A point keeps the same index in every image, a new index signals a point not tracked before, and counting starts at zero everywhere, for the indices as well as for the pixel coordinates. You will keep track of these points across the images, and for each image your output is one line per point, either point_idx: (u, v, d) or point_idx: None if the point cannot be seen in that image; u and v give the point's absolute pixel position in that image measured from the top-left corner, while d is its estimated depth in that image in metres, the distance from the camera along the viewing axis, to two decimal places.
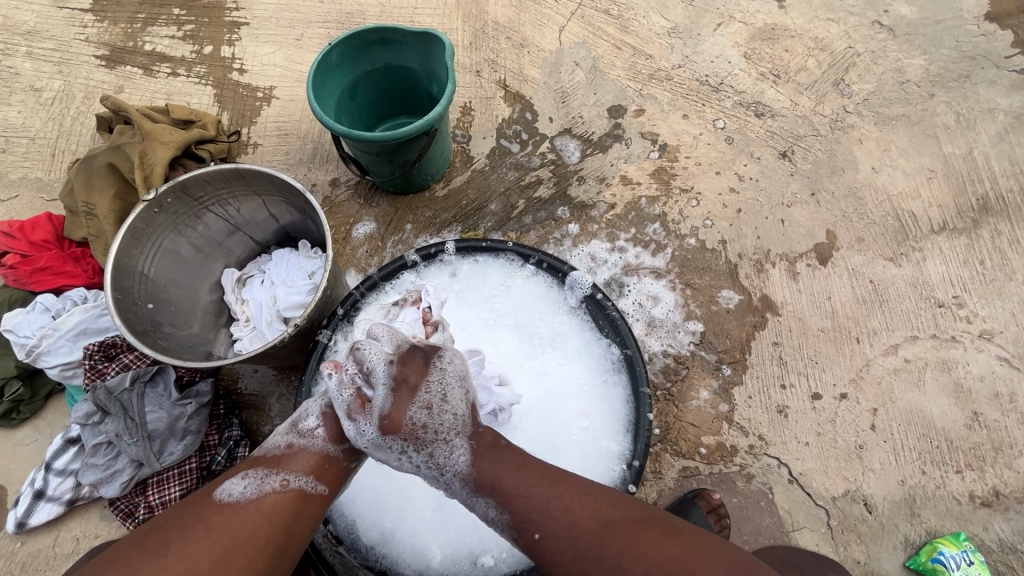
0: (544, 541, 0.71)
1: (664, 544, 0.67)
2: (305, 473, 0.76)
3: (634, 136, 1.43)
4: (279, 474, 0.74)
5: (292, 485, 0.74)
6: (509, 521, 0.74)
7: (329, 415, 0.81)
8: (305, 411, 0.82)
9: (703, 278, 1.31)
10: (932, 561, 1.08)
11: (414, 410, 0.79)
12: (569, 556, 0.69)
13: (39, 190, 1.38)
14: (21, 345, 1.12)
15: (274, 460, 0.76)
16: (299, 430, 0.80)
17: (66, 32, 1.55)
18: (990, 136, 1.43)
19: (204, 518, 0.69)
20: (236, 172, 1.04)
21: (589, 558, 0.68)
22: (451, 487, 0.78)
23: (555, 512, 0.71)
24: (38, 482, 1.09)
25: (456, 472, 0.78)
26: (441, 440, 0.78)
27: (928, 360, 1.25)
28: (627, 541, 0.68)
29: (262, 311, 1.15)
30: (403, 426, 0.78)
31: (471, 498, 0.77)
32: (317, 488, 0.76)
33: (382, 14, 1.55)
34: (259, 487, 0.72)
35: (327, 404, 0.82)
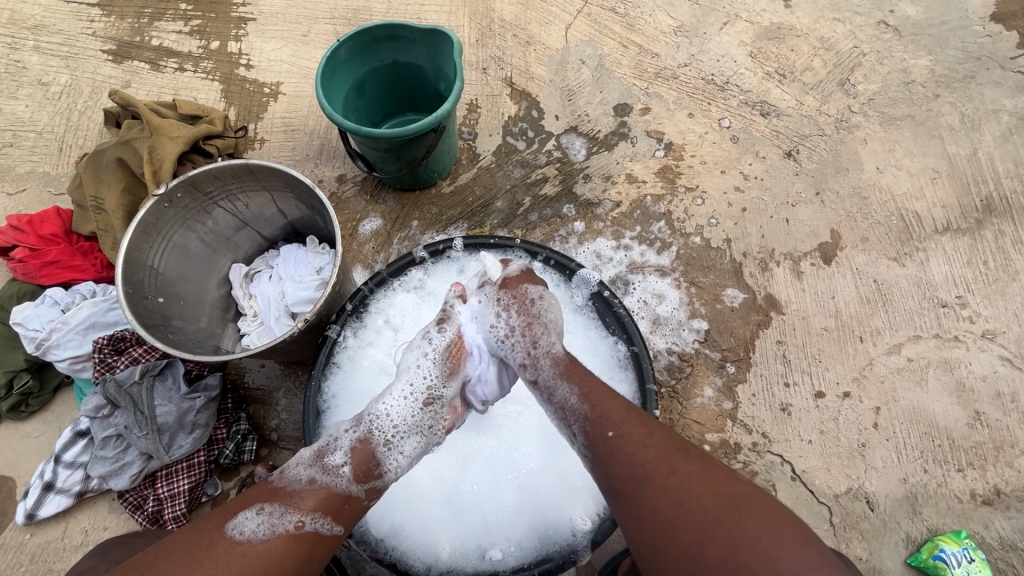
0: (615, 439, 0.73)
1: (730, 483, 0.67)
2: (321, 515, 0.71)
3: (640, 135, 1.44)
4: (295, 514, 0.70)
5: (307, 527, 0.70)
6: (587, 413, 0.77)
7: (357, 453, 0.77)
8: (332, 443, 0.79)
9: (708, 277, 1.31)
10: (934, 557, 1.09)
11: (531, 286, 0.94)
12: (637, 459, 0.70)
13: (46, 183, 1.39)
14: (30, 338, 1.13)
15: (291, 495, 0.72)
16: (324, 466, 0.76)
17: (73, 26, 1.55)
18: (995, 137, 1.44)
19: (213, 555, 0.65)
20: (246, 168, 1.05)
21: (653, 468, 0.69)
22: (538, 366, 0.86)
23: (635, 421, 0.74)
24: (47, 474, 1.10)
25: (549, 354, 0.86)
26: (542, 323, 0.90)
27: (931, 359, 1.26)
28: (698, 466, 0.69)
29: (270, 306, 1.16)
30: (515, 289, 0.94)
31: (554, 382, 0.83)
32: (333, 530, 0.72)
33: (388, 11, 1.55)
34: (272, 527, 0.68)
35: (358, 441, 0.78)
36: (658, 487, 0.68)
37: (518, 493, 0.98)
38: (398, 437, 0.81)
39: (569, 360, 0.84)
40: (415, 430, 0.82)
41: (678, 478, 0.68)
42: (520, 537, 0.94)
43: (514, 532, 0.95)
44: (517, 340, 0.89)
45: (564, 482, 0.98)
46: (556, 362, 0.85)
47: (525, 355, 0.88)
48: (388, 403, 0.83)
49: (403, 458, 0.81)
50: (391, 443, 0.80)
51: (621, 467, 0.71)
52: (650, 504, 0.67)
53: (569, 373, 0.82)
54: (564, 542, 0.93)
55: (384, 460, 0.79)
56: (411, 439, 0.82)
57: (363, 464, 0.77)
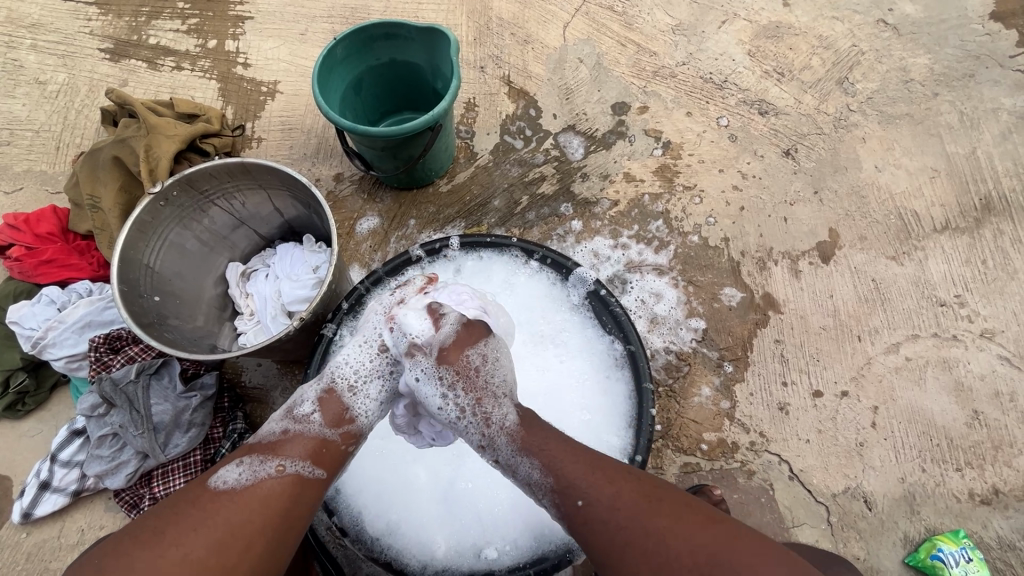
0: (586, 509, 0.72)
1: (706, 530, 0.67)
2: (301, 459, 0.75)
3: (638, 133, 1.43)
4: (275, 459, 0.74)
5: (288, 470, 0.73)
6: (553, 485, 0.75)
7: (325, 402, 0.83)
8: (300, 398, 0.84)
9: (706, 276, 1.31)
10: (932, 557, 1.09)
11: (471, 352, 0.90)
12: (612, 527, 0.70)
13: (43, 182, 1.39)
14: (27, 336, 1.12)
15: (267, 445, 0.76)
16: (294, 417, 0.81)
17: (71, 25, 1.55)
18: (993, 136, 1.43)
19: (201, 505, 0.69)
20: (242, 166, 1.04)
21: (630, 535, 0.68)
22: (493, 444, 0.82)
23: (602, 481, 0.73)
24: (44, 473, 1.10)
25: (503, 428, 0.82)
26: (490, 395, 0.86)
27: (930, 358, 1.25)
28: (672, 518, 0.69)
29: (267, 305, 1.16)
30: (457, 361, 0.88)
31: (513, 459, 0.79)
32: (315, 473, 0.75)
33: (386, 9, 1.54)
34: (254, 472, 0.72)
35: (324, 391, 0.84)
36: (638, 555, 0.67)
37: (515, 492, 0.97)
38: (360, 384, 0.87)
39: (525, 429, 0.80)
40: (376, 375, 0.89)
41: (656, 539, 0.67)
42: (516, 536, 0.94)
43: (510, 531, 0.95)
44: (470, 421, 0.84)
45: None
46: (512, 434, 0.81)
47: (478, 434, 0.83)
48: (346, 356, 0.89)
49: (371, 402, 0.87)
50: (355, 389, 0.86)
51: (601, 537, 0.70)
52: (635, 571, 0.67)
53: (528, 445, 0.79)
54: (560, 541, 0.92)
55: (351, 405, 0.85)
56: (373, 383, 0.88)
57: (333, 411, 0.82)
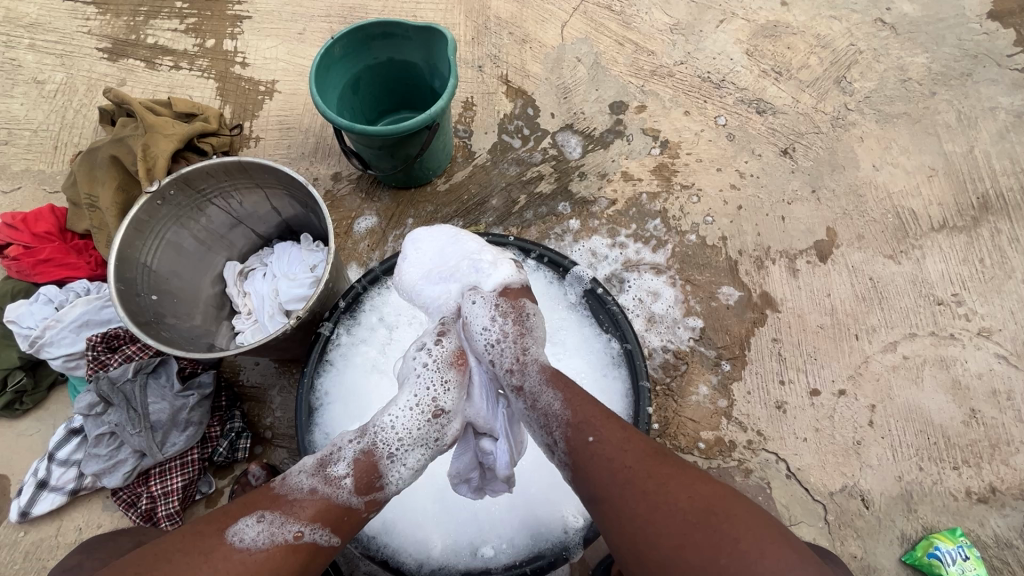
0: (596, 445, 0.72)
1: (708, 484, 0.68)
2: (320, 527, 0.70)
3: (636, 133, 1.44)
4: (295, 524, 0.69)
5: (306, 538, 0.69)
6: (569, 418, 0.76)
7: (359, 465, 0.75)
8: (336, 454, 0.77)
9: (703, 274, 1.31)
10: (929, 555, 1.09)
11: (528, 302, 0.92)
12: (617, 464, 0.70)
13: (41, 182, 1.39)
14: (24, 335, 1.12)
15: (292, 505, 0.71)
16: (325, 475, 0.74)
17: (69, 24, 1.55)
18: (991, 135, 1.43)
19: (212, 561, 0.65)
20: (239, 165, 1.05)
21: (634, 475, 0.69)
22: (525, 371, 0.84)
23: (614, 426, 0.74)
24: (41, 471, 1.10)
25: (537, 362, 0.85)
26: (534, 335, 0.89)
27: (927, 357, 1.25)
28: (676, 469, 0.70)
29: (264, 304, 1.16)
30: (515, 300, 0.91)
31: (539, 388, 0.81)
32: (330, 540, 0.71)
33: (384, 8, 1.55)
34: (272, 537, 0.67)
35: (360, 453, 0.76)
36: (638, 494, 0.68)
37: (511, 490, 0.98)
38: (401, 449, 0.78)
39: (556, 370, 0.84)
40: (420, 443, 0.80)
41: (658, 481, 0.68)
42: (512, 534, 0.94)
43: (506, 529, 0.95)
44: (506, 347, 0.86)
45: (556, 480, 0.97)
46: (545, 369, 0.84)
47: (511, 359, 0.85)
48: (393, 415, 0.80)
49: (406, 470, 0.78)
50: (394, 456, 0.78)
51: (602, 474, 0.70)
52: (631, 510, 0.67)
53: (555, 379, 0.82)
54: (556, 539, 0.92)
55: (386, 472, 0.77)
56: (415, 452, 0.79)
57: (363, 477, 0.75)
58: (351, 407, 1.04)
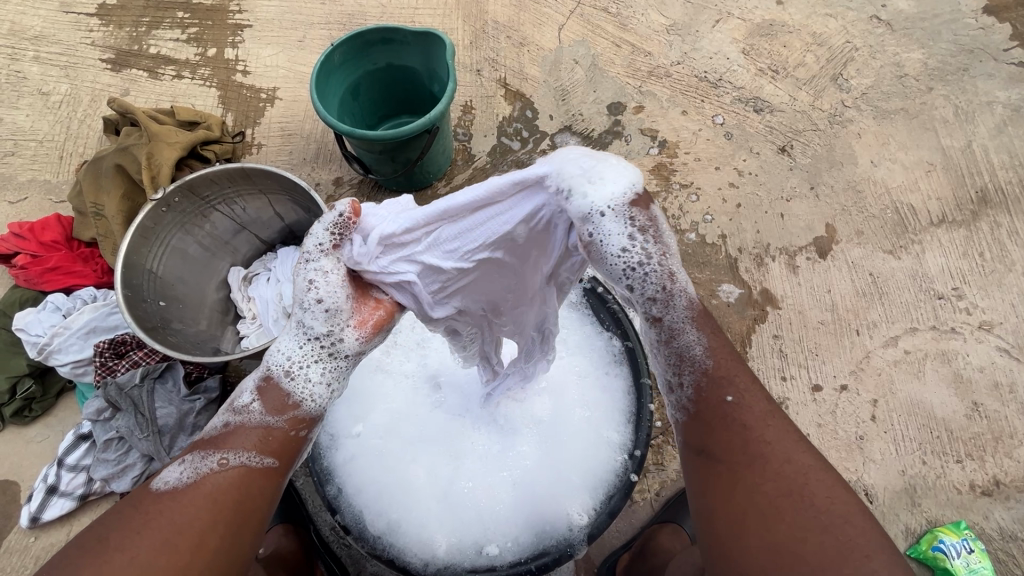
0: (733, 406, 0.65)
1: (849, 492, 0.61)
2: (247, 449, 0.64)
3: (634, 133, 1.45)
4: (218, 453, 0.63)
5: (232, 462, 0.62)
6: (710, 370, 0.67)
7: (263, 389, 0.67)
8: (244, 388, 0.70)
9: (703, 272, 1.32)
10: (932, 549, 1.09)
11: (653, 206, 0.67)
12: (754, 434, 0.63)
13: (47, 192, 1.40)
14: (33, 343, 1.14)
15: (209, 441, 0.65)
16: (235, 408, 0.67)
17: (72, 36, 1.57)
18: (989, 129, 1.44)
19: (143, 508, 0.60)
20: (242, 171, 1.07)
21: (769, 450, 0.63)
22: (672, 302, 0.67)
23: (760, 394, 0.66)
24: (51, 477, 1.11)
25: (683, 290, 0.68)
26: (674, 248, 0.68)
27: (928, 351, 1.26)
28: (818, 462, 0.63)
29: (269, 308, 1.17)
30: (647, 213, 0.65)
31: (683, 325, 0.68)
32: (264, 462, 0.63)
33: (383, 15, 1.56)
34: (196, 468, 0.62)
35: (262, 376, 0.68)
36: (768, 472, 0.62)
37: (515, 491, 0.98)
38: (297, 366, 0.68)
39: (704, 310, 0.69)
40: (314, 357, 0.68)
41: (795, 469, 0.62)
42: (516, 534, 0.95)
43: (511, 529, 0.95)
44: (651, 271, 0.65)
45: (560, 478, 0.98)
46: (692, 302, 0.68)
47: (655, 288, 0.66)
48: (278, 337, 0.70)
49: (317, 382, 0.68)
50: (293, 373, 0.68)
51: (732, 442, 0.64)
52: (759, 484, 0.61)
53: (700, 321, 0.68)
54: (561, 536, 0.93)
55: (293, 390, 0.67)
56: (316, 365, 0.68)
57: (274, 398, 0.67)
58: (355, 406, 1.05)
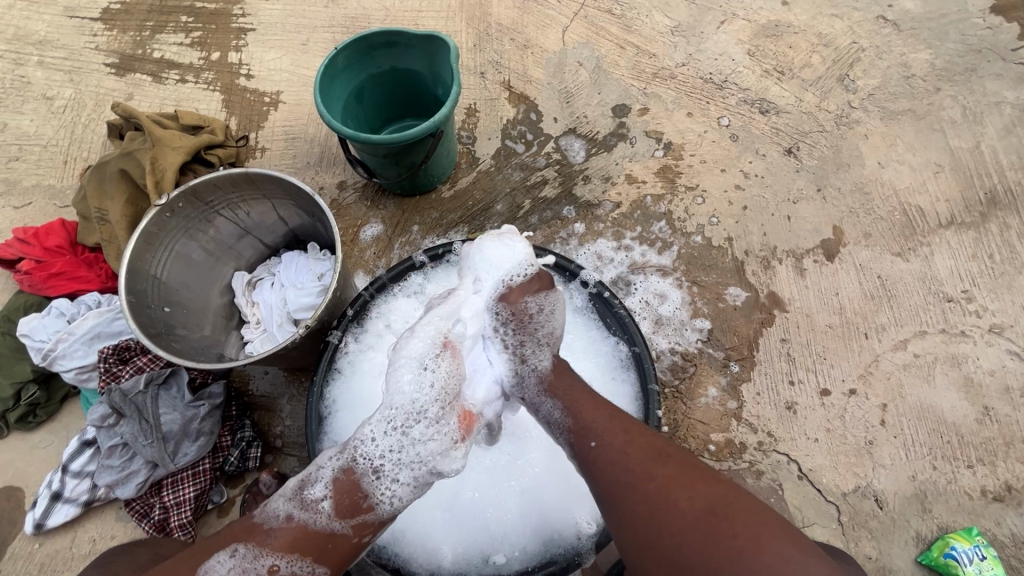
0: (597, 448, 0.75)
1: (710, 485, 0.68)
2: (298, 557, 0.70)
3: (639, 135, 1.44)
4: (268, 558, 0.69)
5: (283, 573, 0.69)
6: (571, 426, 0.79)
7: (338, 488, 0.74)
8: (315, 474, 0.76)
9: (709, 276, 1.31)
10: (945, 556, 1.08)
11: (530, 299, 0.92)
12: (617, 466, 0.72)
13: (52, 197, 1.40)
14: (37, 349, 1.14)
15: (267, 535, 0.71)
16: (303, 500, 0.74)
17: (76, 41, 1.58)
18: (997, 129, 1.43)
19: None
20: (246, 177, 1.06)
21: (635, 474, 0.70)
22: (523, 381, 0.88)
23: (617, 429, 0.76)
24: (55, 483, 1.11)
25: (534, 370, 0.88)
26: (534, 338, 0.90)
27: (938, 355, 1.24)
28: (679, 469, 0.70)
29: (273, 313, 1.17)
30: (515, 304, 0.92)
31: (538, 397, 0.85)
32: (315, 572, 0.71)
33: (386, 18, 1.56)
34: (242, 574, 0.68)
35: (341, 472, 0.76)
36: (640, 494, 0.69)
37: (522, 499, 0.98)
38: (387, 470, 0.77)
39: (555, 374, 0.86)
40: (406, 459, 0.78)
41: (659, 483, 0.69)
42: (525, 542, 0.94)
43: (517, 536, 0.95)
44: (507, 358, 0.90)
45: (568, 486, 0.97)
46: (542, 378, 0.87)
47: (512, 373, 0.89)
48: (371, 432, 0.79)
49: (396, 488, 0.77)
50: (379, 472, 0.77)
51: (608, 476, 0.72)
52: (633, 513, 0.68)
53: (552, 388, 0.84)
54: (568, 546, 0.92)
55: (372, 491, 0.76)
56: (405, 467, 0.77)
57: (346, 500, 0.74)
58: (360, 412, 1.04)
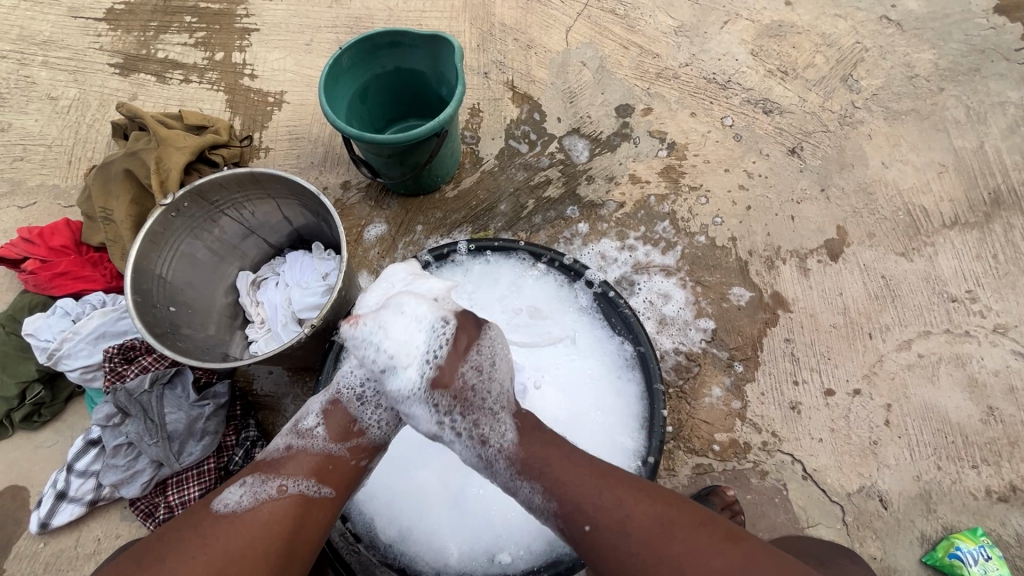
0: (593, 534, 0.72)
1: (721, 553, 0.66)
2: (305, 477, 0.78)
3: (643, 135, 1.44)
4: (277, 480, 0.77)
5: (291, 490, 0.76)
6: (557, 509, 0.75)
7: (327, 415, 0.85)
8: (306, 411, 0.87)
9: (713, 276, 1.31)
10: (950, 556, 1.07)
11: (465, 368, 0.85)
12: (622, 553, 0.69)
13: (56, 197, 1.41)
14: (42, 348, 1.14)
15: (272, 465, 0.79)
16: (299, 431, 0.84)
17: (81, 41, 1.58)
18: (1001, 130, 1.43)
19: (202, 530, 0.72)
20: (251, 176, 1.06)
21: (642, 560, 0.68)
22: (493, 466, 0.81)
23: (608, 504, 0.72)
24: (60, 482, 1.11)
25: (500, 450, 0.81)
26: (487, 410, 0.84)
27: (943, 355, 1.24)
28: (686, 543, 0.68)
29: (277, 313, 1.17)
30: (450, 385, 0.84)
31: (512, 483, 0.79)
32: (321, 491, 0.78)
33: (390, 18, 1.56)
34: (255, 495, 0.75)
35: (327, 403, 0.86)
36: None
37: None
38: (370, 397, 0.87)
39: (521, 447, 0.79)
40: (384, 379, 0.89)
41: (669, 567, 0.67)
42: (530, 542, 0.94)
43: (523, 536, 0.95)
44: (464, 441, 0.83)
45: None
46: (511, 457, 0.80)
47: (474, 455, 0.83)
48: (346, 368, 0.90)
49: (380, 411, 0.87)
50: (363, 398, 0.87)
51: (614, 560, 0.70)
52: None
53: (528, 468, 0.78)
54: (574, 545, 0.92)
55: (358, 416, 0.86)
56: (384, 393, 0.88)
57: (336, 424, 0.84)
58: None
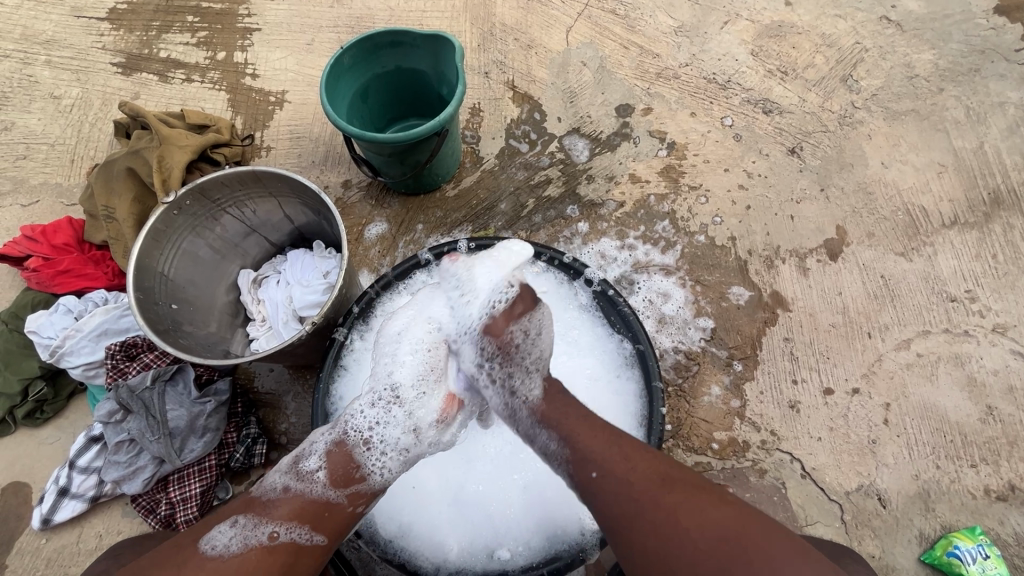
0: (600, 479, 0.73)
1: (719, 509, 0.67)
2: (296, 523, 0.74)
3: (642, 135, 1.44)
4: (268, 525, 0.73)
5: (282, 537, 0.73)
6: (569, 457, 0.77)
7: (329, 456, 0.81)
8: (309, 449, 0.83)
9: (713, 275, 1.31)
10: (948, 554, 1.08)
11: (513, 325, 0.90)
12: (623, 500, 0.70)
13: (59, 195, 1.41)
14: (44, 346, 1.14)
15: (266, 506, 0.76)
16: (298, 472, 0.80)
17: (84, 40, 1.59)
18: (1000, 130, 1.43)
19: (186, 570, 0.68)
20: (253, 175, 1.07)
21: (641, 505, 0.69)
22: (517, 415, 0.85)
23: (615, 454, 0.74)
24: (62, 479, 1.12)
25: (526, 402, 0.85)
26: (520, 367, 0.88)
27: (941, 354, 1.24)
28: (686, 495, 0.69)
29: (278, 311, 1.18)
30: (499, 335, 0.90)
31: (534, 430, 0.83)
32: (313, 539, 0.74)
33: (391, 18, 1.57)
34: (244, 540, 0.71)
35: (331, 443, 0.83)
36: (649, 526, 0.67)
37: (525, 494, 0.98)
38: (377, 441, 0.84)
39: (545, 403, 0.83)
40: (391, 420, 0.86)
41: (666, 514, 0.67)
42: (529, 538, 0.95)
43: (522, 531, 0.95)
44: (498, 392, 0.88)
45: None
46: (534, 408, 0.84)
47: (504, 406, 0.88)
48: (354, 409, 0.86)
49: (385, 456, 0.84)
50: (368, 442, 0.84)
51: (614, 509, 0.71)
52: (643, 545, 0.67)
53: (546, 419, 0.82)
54: (573, 541, 0.92)
55: (362, 460, 0.82)
56: (389, 431, 0.85)
57: (337, 467, 0.80)
58: None
